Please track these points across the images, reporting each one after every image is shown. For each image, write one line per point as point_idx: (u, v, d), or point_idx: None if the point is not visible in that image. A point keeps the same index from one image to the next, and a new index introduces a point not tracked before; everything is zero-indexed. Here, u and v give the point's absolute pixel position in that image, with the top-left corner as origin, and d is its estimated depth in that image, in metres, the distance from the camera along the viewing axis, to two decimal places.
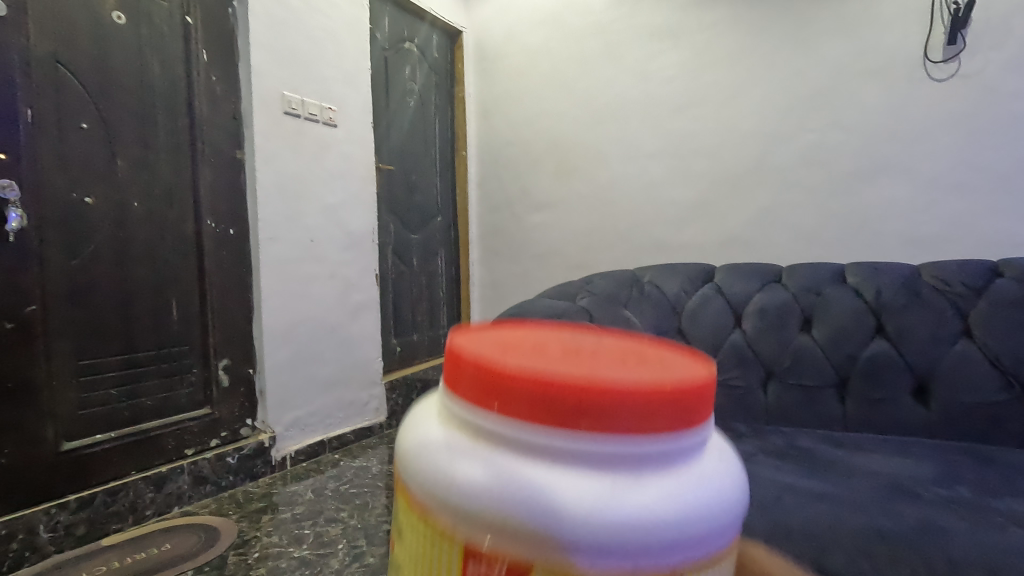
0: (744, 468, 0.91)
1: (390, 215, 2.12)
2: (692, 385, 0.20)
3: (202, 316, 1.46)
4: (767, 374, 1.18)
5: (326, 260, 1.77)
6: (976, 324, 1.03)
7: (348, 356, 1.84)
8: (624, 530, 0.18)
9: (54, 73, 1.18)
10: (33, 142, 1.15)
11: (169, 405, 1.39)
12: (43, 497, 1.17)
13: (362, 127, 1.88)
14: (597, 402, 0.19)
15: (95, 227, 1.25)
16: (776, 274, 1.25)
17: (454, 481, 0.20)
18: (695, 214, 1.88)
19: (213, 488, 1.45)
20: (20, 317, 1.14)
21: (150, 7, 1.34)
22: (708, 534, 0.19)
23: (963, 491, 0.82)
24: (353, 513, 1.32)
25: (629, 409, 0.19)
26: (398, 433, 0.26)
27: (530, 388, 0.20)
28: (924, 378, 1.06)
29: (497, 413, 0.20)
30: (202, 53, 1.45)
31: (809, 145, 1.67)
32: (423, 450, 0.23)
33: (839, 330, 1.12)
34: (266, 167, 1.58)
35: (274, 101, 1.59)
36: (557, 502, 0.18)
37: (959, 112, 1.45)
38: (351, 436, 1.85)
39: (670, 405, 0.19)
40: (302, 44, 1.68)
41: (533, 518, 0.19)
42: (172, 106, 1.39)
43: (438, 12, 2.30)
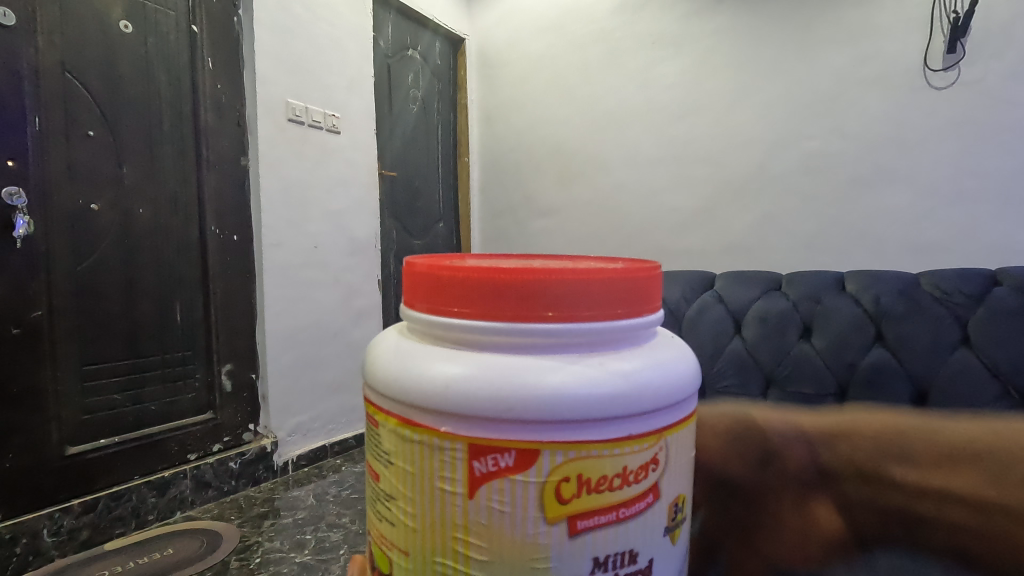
0: None
1: (393, 221, 2.14)
2: (635, 275, 0.31)
3: (207, 322, 1.48)
4: (768, 382, 1.19)
5: (330, 266, 1.78)
6: (976, 333, 1.02)
7: (350, 361, 1.85)
8: (589, 377, 0.28)
9: (62, 82, 1.20)
10: (40, 149, 1.17)
11: (173, 410, 1.40)
12: (47, 502, 1.18)
13: (366, 134, 1.90)
14: (564, 289, 0.29)
15: (102, 234, 1.26)
16: (776, 282, 1.26)
17: (464, 357, 0.29)
18: (697, 221, 1.89)
19: (216, 493, 1.46)
20: (26, 323, 1.15)
21: (156, 16, 1.36)
22: (649, 381, 0.29)
23: None
24: (355, 518, 1.32)
25: (587, 293, 0.29)
26: (380, 348, 0.35)
27: (517, 279, 0.29)
28: (924, 388, 1.05)
29: (488, 300, 0.30)
30: (208, 60, 1.47)
31: (810, 153, 1.68)
32: (430, 346, 0.32)
33: (838, 338, 1.13)
34: (271, 174, 1.59)
35: (278, 108, 1.61)
36: (544, 360, 0.29)
37: (960, 120, 1.46)
38: (353, 441, 1.86)
39: (614, 291, 0.30)
40: (307, 52, 1.70)
41: (525, 374, 0.28)
42: (178, 113, 1.41)
43: (441, 19, 2.32)
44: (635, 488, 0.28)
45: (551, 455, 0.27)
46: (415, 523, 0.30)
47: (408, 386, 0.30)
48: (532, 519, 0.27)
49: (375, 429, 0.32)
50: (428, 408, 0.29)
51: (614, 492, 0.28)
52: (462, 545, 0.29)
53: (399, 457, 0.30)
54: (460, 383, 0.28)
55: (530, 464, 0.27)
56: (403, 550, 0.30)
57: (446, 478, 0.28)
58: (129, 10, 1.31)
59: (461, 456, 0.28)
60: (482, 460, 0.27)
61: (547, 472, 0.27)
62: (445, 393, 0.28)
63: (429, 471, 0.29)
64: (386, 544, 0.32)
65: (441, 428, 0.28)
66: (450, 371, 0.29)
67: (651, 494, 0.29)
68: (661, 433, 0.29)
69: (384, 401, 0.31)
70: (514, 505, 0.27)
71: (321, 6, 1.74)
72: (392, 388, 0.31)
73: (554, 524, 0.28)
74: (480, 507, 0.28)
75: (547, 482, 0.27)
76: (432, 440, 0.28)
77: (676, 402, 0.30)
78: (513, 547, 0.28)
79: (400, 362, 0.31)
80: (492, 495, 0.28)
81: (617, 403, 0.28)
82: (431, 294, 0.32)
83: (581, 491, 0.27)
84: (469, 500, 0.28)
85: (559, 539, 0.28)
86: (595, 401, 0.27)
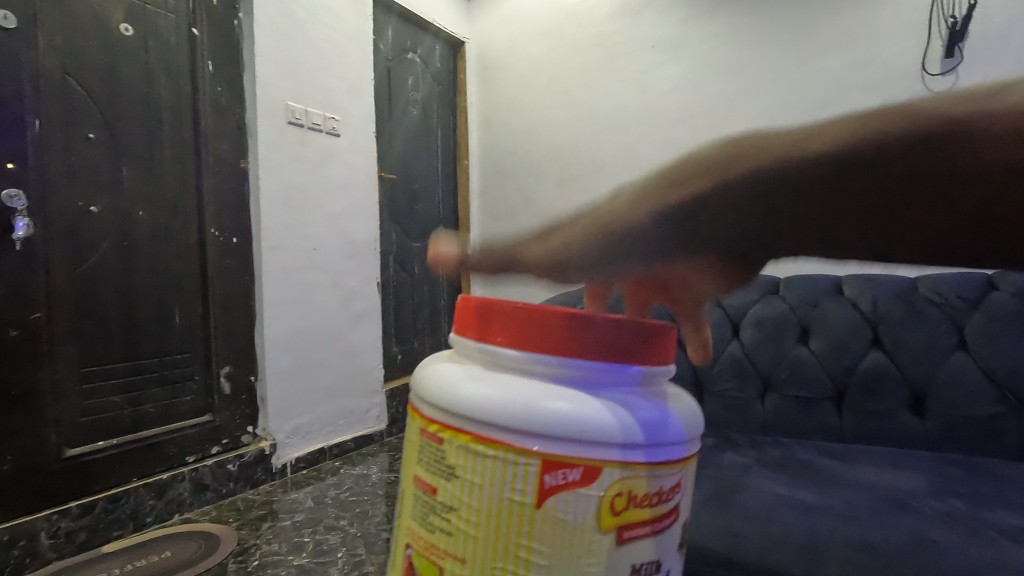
0: (740, 480, 0.93)
1: (392, 224, 2.14)
2: (661, 332, 0.39)
3: (206, 324, 1.48)
4: (765, 386, 1.19)
5: (329, 269, 1.79)
6: (973, 337, 1.03)
7: (349, 364, 1.85)
8: (626, 410, 0.35)
9: (62, 84, 1.20)
10: (40, 151, 1.17)
11: (172, 412, 1.40)
12: (45, 504, 1.18)
13: (365, 137, 1.90)
14: (610, 335, 0.36)
15: (102, 236, 1.26)
16: (774, 285, 1.26)
17: (525, 387, 0.35)
18: None
19: (214, 495, 1.46)
20: (26, 325, 1.15)
21: (157, 20, 1.36)
22: (671, 421, 0.36)
23: (956, 503, 0.83)
24: (353, 521, 1.32)
25: (627, 339, 0.37)
26: (433, 372, 0.39)
27: (570, 323, 0.36)
28: (921, 392, 1.06)
29: (542, 341, 0.37)
30: (208, 63, 1.47)
31: None
32: (490, 372, 0.37)
33: (836, 342, 1.13)
34: (271, 177, 1.60)
35: (278, 111, 1.62)
36: (591, 394, 0.35)
37: None
38: (352, 443, 1.85)
39: (648, 344, 0.38)
40: (307, 55, 1.71)
41: (577, 403, 0.34)
42: (178, 116, 1.41)
43: (441, 23, 2.33)
44: (663, 508, 0.35)
45: (609, 470, 0.33)
46: (475, 532, 0.33)
47: (481, 407, 0.34)
48: (591, 528, 0.32)
49: (439, 445, 0.35)
50: (495, 425, 0.34)
51: (653, 508, 0.34)
52: (525, 553, 0.32)
53: (464, 469, 0.34)
54: (524, 406, 0.34)
55: (593, 477, 0.32)
56: (459, 557, 0.33)
57: (517, 490, 0.32)
58: (130, 13, 1.31)
59: (533, 469, 0.32)
60: (554, 474, 0.32)
61: (607, 486, 0.32)
62: (515, 413, 0.34)
63: (499, 483, 0.32)
64: (436, 554, 0.34)
65: (520, 445, 0.33)
66: (517, 396, 0.34)
67: (674, 514, 0.36)
68: (682, 461, 0.36)
69: (450, 421, 0.35)
70: (579, 514, 0.32)
71: (321, 10, 1.75)
72: (460, 406, 0.35)
73: (606, 533, 0.33)
74: (545, 517, 0.32)
75: (606, 495, 0.32)
76: (507, 454, 0.32)
77: (690, 439, 0.37)
78: (571, 555, 0.32)
79: (463, 384, 0.36)
80: (560, 506, 0.32)
81: (655, 432, 0.35)
82: (486, 328, 0.39)
83: (629, 505, 0.33)
84: (537, 510, 0.32)
85: (608, 547, 0.33)
86: (633, 428, 0.34)
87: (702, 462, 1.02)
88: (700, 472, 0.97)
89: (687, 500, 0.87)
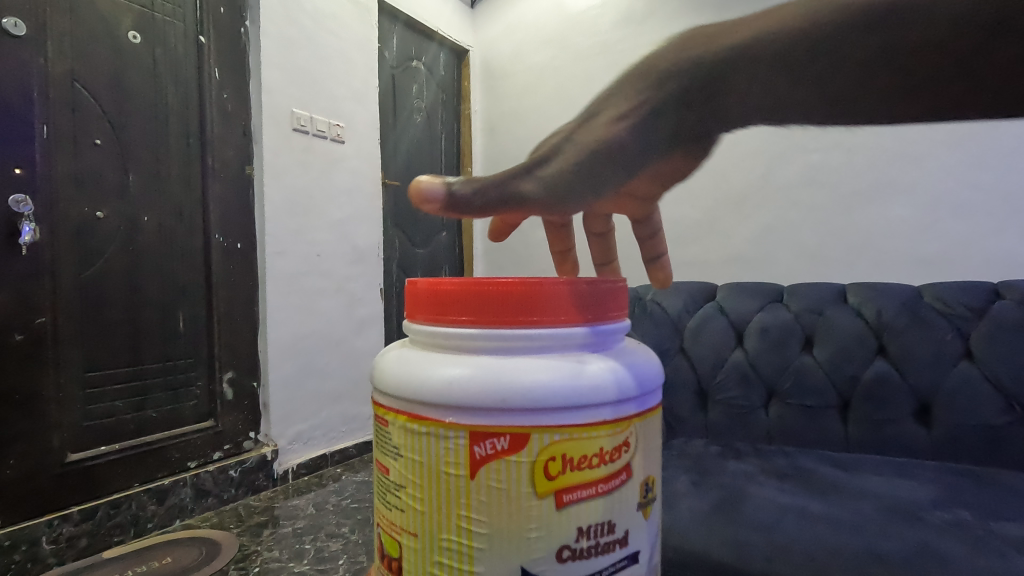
0: (744, 489, 0.93)
1: (395, 230, 2.15)
2: (600, 293, 0.41)
3: (210, 330, 1.48)
4: (769, 394, 1.19)
5: (332, 275, 1.79)
6: (978, 346, 1.03)
7: (351, 370, 1.86)
8: (582, 373, 0.37)
9: (71, 90, 1.21)
10: (48, 157, 1.18)
11: (175, 418, 1.40)
12: (47, 509, 1.18)
13: (370, 144, 1.92)
14: (550, 300, 0.38)
15: (107, 242, 1.27)
16: (778, 294, 1.25)
17: (469, 363, 0.37)
18: (699, 232, 1.90)
19: (216, 501, 1.45)
20: (31, 329, 1.15)
21: (165, 27, 1.38)
22: (619, 381, 0.38)
23: (963, 514, 0.83)
24: (355, 528, 1.30)
25: (574, 300, 0.39)
26: (386, 361, 0.42)
27: (514, 294, 0.38)
28: (926, 401, 1.06)
29: (491, 312, 0.38)
30: (215, 70, 1.48)
31: (812, 164, 1.68)
32: (435, 355, 0.40)
33: (840, 350, 1.12)
34: (276, 183, 1.61)
35: (284, 118, 1.63)
36: (539, 364, 0.37)
37: (962, 133, 1.45)
38: (354, 450, 1.85)
39: (591, 302, 0.40)
40: (313, 63, 1.72)
41: (533, 372, 0.36)
42: (185, 123, 1.42)
43: (446, 31, 2.35)
44: (609, 466, 0.36)
45: (538, 438, 0.35)
46: (422, 506, 0.37)
47: (423, 388, 0.37)
48: (525, 494, 0.34)
49: (385, 427, 0.39)
50: (445, 403, 0.36)
51: (594, 469, 0.35)
52: (466, 522, 0.35)
53: (407, 448, 0.37)
54: (475, 379, 0.36)
55: (522, 446, 0.34)
56: (413, 530, 0.37)
57: (449, 463, 0.35)
58: (138, 21, 1.33)
59: (463, 442, 0.35)
60: (483, 444, 0.35)
61: (537, 452, 0.34)
62: (457, 388, 0.36)
63: (435, 458, 0.36)
64: (396, 530, 0.38)
65: (446, 420, 0.36)
66: (455, 373, 0.37)
67: (624, 473, 0.37)
68: (632, 419, 0.37)
69: (395, 405, 0.39)
70: (510, 482, 0.34)
71: (327, 18, 1.76)
72: (402, 389, 0.38)
73: (544, 497, 0.35)
74: (481, 485, 0.35)
75: (536, 460, 0.34)
76: (437, 430, 0.36)
77: (636, 396, 0.38)
78: (508, 521, 0.35)
79: (406, 369, 0.39)
80: (492, 474, 0.35)
81: (591, 395, 0.36)
82: (430, 306, 0.41)
83: (565, 468, 0.35)
84: (471, 480, 0.35)
85: (547, 510, 0.35)
86: (591, 394, 0.36)
87: (706, 470, 1.02)
88: (704, 481, 0.97)
89: (691, 508, 0.87)
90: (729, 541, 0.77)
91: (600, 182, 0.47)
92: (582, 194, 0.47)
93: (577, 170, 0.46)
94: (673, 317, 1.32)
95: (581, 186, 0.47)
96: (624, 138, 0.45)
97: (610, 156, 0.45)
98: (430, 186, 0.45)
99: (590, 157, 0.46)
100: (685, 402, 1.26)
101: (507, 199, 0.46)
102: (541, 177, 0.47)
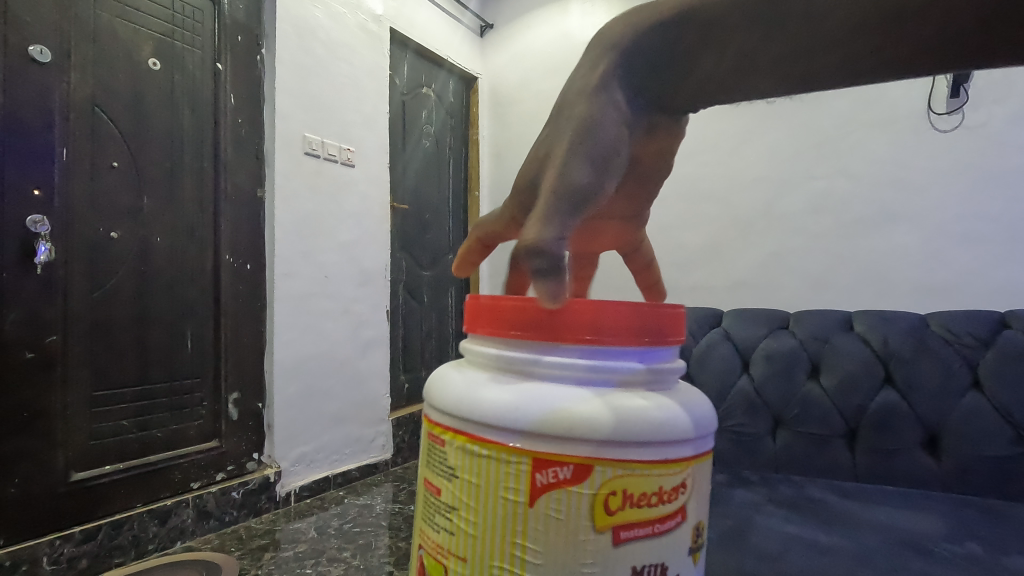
0: (751, 518, 0.92)
1: (402, 252, 2.18)
2: (658, 316, 0.43)
3: (216, 350, 1.50)
4: (776, 422, 1.18)
5: (340, 296, 1.81)
6: (985, 376, 1.02)
7: (356, 392, 1.87)
8: (644, 412, 0.38)
9: (91, 114, 1.25)
10: (65, 178, 1.20)
11: (178, 438, 1.40)
12: (47, 529, 1.16)
13: (378, 167, 1.95)
14: (608, 324, 0.41)
15: (120, 260, 1.29)
16: (784, 321, 1.25)
17: (528, 389, 0.39)
18: (704, 258, 1.90)
19: (217, 524, 1.44)
20: (43, 348, 1.16)
21: (184, 55, 1.43)
22: (676, 421, 0.39)
23: (975, 547, 0.81)
24: (355, 553, 1.26)
25: (633, 325, 0.41)
26: (444, 378, 0.44)
27: (575, 318, 0.41)
28: (934, 431, 1.05)
29: (547, 327, 0.41)
30: (230, 96, 1.52)
31: (817, 192, 1.69)
32: (495, 375, 0.42)
33: (847, 379, 1.12)
34: (285, 205, 1.64)
35: (296, 142, 1.67)
36: (600, 392, 0.39)
37: (966, 162, 1.46)
38: (358, 472, 1.84)
39: (646, 327, 0.42)
40: (326, 90, 1.77)
41: (593, 400, 0.38)
42: (199, 147, 1.46)
43: (455, 59, 2.41)
44: (667, 506, 0.37)
45: (601, 471, 0.36)
46: (475, 531, 0.38)
47: (484, 412, 0.39)
48: (585, 526, 0.35)
49: (443, 447, 0.40)
50: (506, 426, 0.37)
51: (651, 508, 0.37)
52: (521, 550, 0.36)
53: (465, 470, 0.38)
54: (536, 406, 0.38)
55: (585, 477, 0.36)
56: (463, 555, 0.38)
57: (511, 488, 0.36)
58: (158, 49, 1.37)
59: (525, 469, 0.36)
60: (544, 473, 0.36)
61: (598, 485, 0.36)
62: (514, 414, 0.38)
63: (495, 483, 0.37)
64: (442, 553, 0.39)
65: (510, 445, 0.37)
66: (519, 393, 0.39)
67: (680, 514, 0.38)
68: (690, 461, 0.39)
69: (453, 425, 0.40)
70: (570, 512, 0.35)
71: (340, 47, 1.82)
72: (461, 410, 0.40)
73: (602, 532, 0.36)
74: (541, 513, 0.36)
75: (599, 492, 0.36)
76: (500, 455, 0.37)
77: (693, 438, 0.40)
78: (565, 552, 0.35)
79: (465, 389, 0.41)
80: (552, 502, 0.36)
81: (652, 431, 0.37)
82: (492, 322, 0.44)
83: (624, 503, 0.36)
84: (530, 508, 0.36)
85: (605, 545, 0.36)
86: (662, 432, 0.38)
87: (713, 498, 1.01)
88: (712, 509, 0.96)
89: None
90: (734, 569, 0.76)
91: (613, 122, 0.43)
92: (608, 153, 0.43)
93: (580, 143, 0.42)
94: (679, 343, 1.33)
95: (602, 155, 0.42)
96: (604, 104, 0.44)
97: (595, 122, 0.43)
98: (544, 285, 0.40)
99: (584, 124, 0.42)
100: None
101: (577, 200, 0.40)
102: (576, 160, 0.41)
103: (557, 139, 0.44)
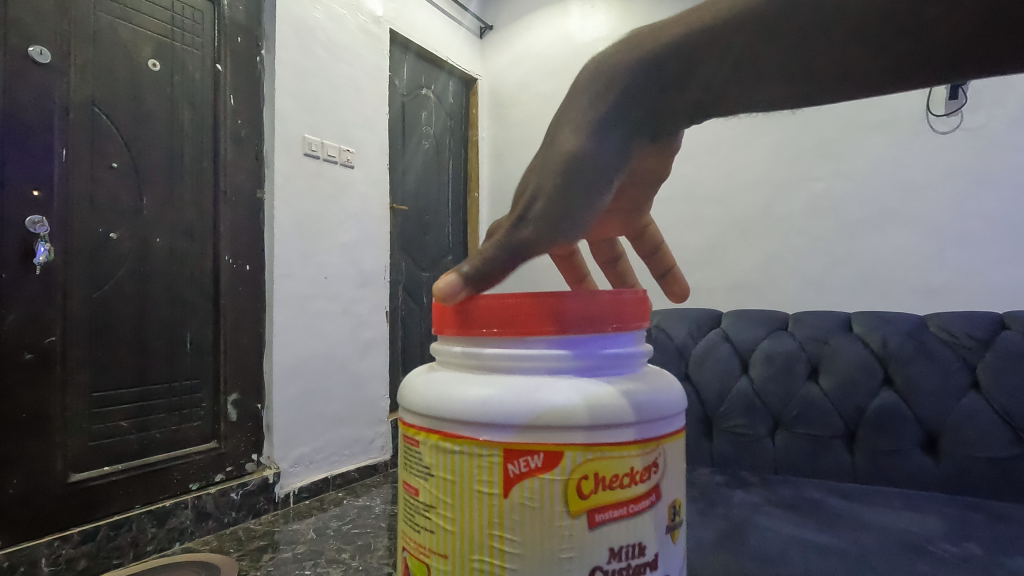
0: (750, 519, 0.92)
1: (401, 253, 2.18)
2: (621, 301, 0.43)
3: (215, 350, 1.49)
4: (775, 423, 1.18)
5: (340, 297, 1.81)
6: (984, 377, 1.02)
7: (355, 392, 1.87)
8: (609, 399, 0.38)
9: (91, 116, 1.25)
10: (66, 179, 1.20)
11: (178, 439, 1.40)
12: (45, 529, 1.16)
13: (378, 169, 1.95)
14: (572, 312, 0.40)
15: (119, 262, 1.29)
16: (783, 322, 1.25)
17: (496, 382, 0.39)
18: (704, 259, 1.90)
19: (216, 525, 1.43)
20: (42, 349, 1.16)
21: (184, 56, 1.43)
22: (644, 401, 0.40)
23: (974, 548, 0.81)
24: (354, 555, 1.26)
25: (597, 312, 0.41)
26: (415, 381, 0.44)
27: (539, 309, 0.41)
28: (933, 432, 1.05)
29: (518, 324, 0.41)
30: (230, 98, 1.53)
31: (817, 194, 1.69)
32: (464, 373, 0.42)
33: (846, 380, 1.12)
34: (285, 206, 1.64)
35: (296, 143, 1.67)
36: (566, 381, 0.39)
37: (964, 164, 1.46)
38: (357, 473, 1.84)
39: (608, 313, 0.42)
40: (326, 91, 1.77)
41: (560, 390, 0.38)
42: (199, 148, 1.46)
43: (455, 61, 2.42)
44: (640, 486, 0.37)
45: (571, 456, 0.36)
46: (453, 526, 0.38)
47: (455, 409, 0.39)
48: (559, 513, 0.35)
49: (415, 447, 0.40)
50: (476, 421, 0.38)
51: (624, 489, 0.37)
52: (498, 543, 0.36)
53: (438, 467, 0.38)
54: (504, 400, 0.38)
55: (556, 464, 0.35)
56: (443, 553, 0.38)
57: (483, 481, 0.36)
58: (158, 50, 1.37)
59: (497, 460, 0.36)
60: (516, 462, 0.36)
61: (570, 470, 0.36)
62: (484, 408, 0.38)
63: (469, 477, 0.37)
64: (423, 553, 0.39)
65: (479, 438, 0.37)
66: (487, 388, 0.39)
67: (654, 494, 0.38)
68: (660, 440, 0.39)
69: (425, 425, 0.40)
70: (544, 500, 0.35)
71: (341, 48, 1.82)
72: (432, 410, 0.40)
73: (577, 517, 0.36)
74: (515, 503, 0.36)
75: (570, 477, 0.36)
76: (470, 448, 0.37)
77: (659, 417, 0.40)
78: (542, 542, 0.36)
79: (435, 389, 0.41)
80: (525, 491, 0.36)
81: (617, 414, 0.38)
82: (458, 320, 0.44)
83: (597, 487, 0.36)
84: (504, 499, 0.36)
85: (581, 530, 0.36)
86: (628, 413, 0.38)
87: (711, 499, 1.01)
88: (711, 510, 0.96)
89: (696, 537, 0.86)
90: (733, 569, 0.76)
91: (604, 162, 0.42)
92: (589, 194, 0.42)
93: (561, 190, 0.42)
94: (678, 344, 1.33)
95: (582, 197, 0.42)
96: (592, 150, 0.42)
97: (581, 165, 0.42)
98: (446, 280, 0.43)
99: (566, 172, 0.42)
100: (690, 430, 1.26)
101: (524, 245, 0.43)
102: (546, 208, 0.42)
103: (541, 180, 0.43)
